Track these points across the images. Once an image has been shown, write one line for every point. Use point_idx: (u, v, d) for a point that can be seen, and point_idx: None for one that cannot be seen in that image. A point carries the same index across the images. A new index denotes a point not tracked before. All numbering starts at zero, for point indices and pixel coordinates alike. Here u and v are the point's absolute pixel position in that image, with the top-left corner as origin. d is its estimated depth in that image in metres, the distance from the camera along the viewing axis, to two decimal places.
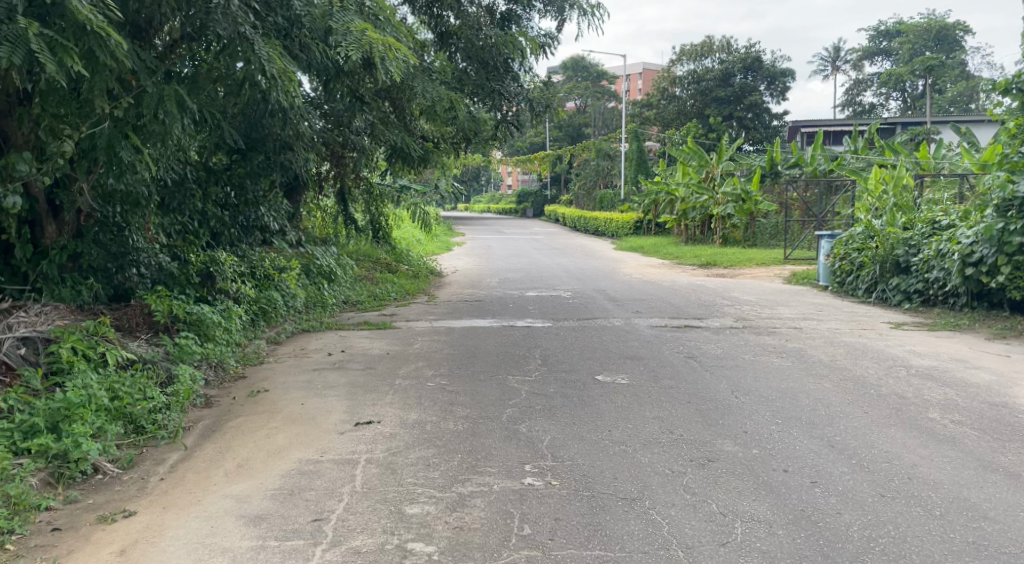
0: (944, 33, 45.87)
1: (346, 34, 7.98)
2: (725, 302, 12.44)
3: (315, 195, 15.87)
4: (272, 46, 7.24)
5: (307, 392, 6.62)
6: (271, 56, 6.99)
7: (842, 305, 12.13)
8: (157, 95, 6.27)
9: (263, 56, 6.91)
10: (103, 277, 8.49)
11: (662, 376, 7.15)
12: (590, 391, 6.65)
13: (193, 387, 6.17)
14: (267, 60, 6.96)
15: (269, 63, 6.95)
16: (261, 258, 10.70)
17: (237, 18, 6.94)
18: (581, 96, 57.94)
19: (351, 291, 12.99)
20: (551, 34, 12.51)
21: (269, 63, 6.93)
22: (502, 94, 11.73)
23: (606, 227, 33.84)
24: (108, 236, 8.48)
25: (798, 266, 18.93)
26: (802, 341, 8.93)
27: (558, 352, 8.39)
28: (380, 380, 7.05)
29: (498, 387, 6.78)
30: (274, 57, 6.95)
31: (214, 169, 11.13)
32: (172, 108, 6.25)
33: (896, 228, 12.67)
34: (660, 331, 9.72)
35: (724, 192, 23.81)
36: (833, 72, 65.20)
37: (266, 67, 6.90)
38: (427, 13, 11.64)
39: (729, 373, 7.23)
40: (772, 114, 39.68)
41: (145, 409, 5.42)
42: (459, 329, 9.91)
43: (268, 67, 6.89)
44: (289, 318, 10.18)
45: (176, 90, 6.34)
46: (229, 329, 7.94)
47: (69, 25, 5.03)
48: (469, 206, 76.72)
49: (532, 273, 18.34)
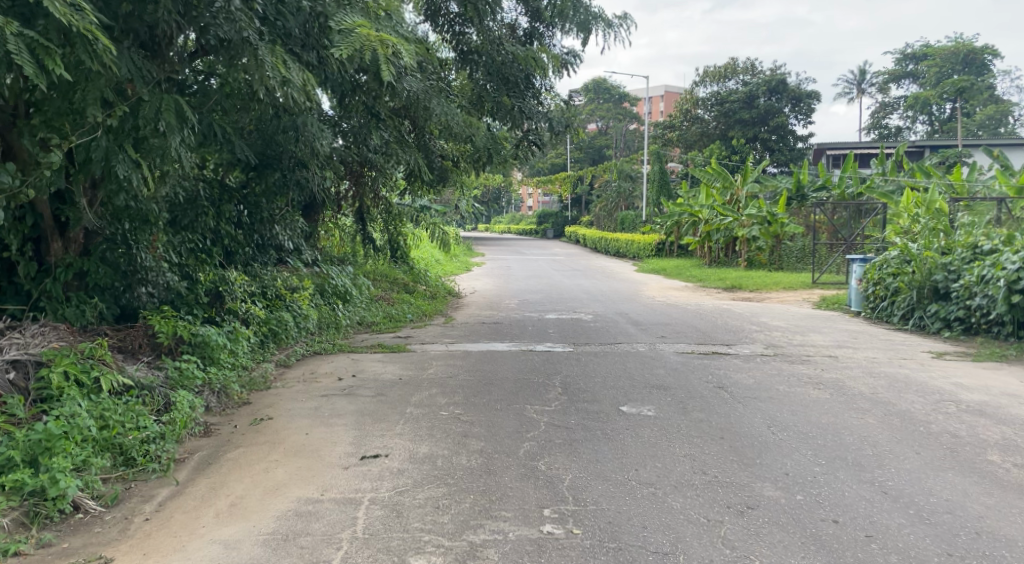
0: (972, 57, 45.20)
1: (346, 33, 7.42)
2: (754, 328, 11.95)
3: (334, 213, 15.59)
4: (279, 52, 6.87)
5: (313, 420, 6.22)
6: (272, 60, 6.60)
7: (878, 332, 11.65)
8: (156, 104, 5.98)
9: (265, 60, 6.53)
10: (111, 296, 8.20)
11: (691, 407, 6.70)
12: (615, 423, 6.21)
13: (192, 415, 5.79)
14: (271, 66, 6.57)
15: (273, 68, 6.56)
16: (273, 277, 10.36)
17: (242, 22, 6.53)
18: (603, 117, 57.65)
19: (367, 311, 12.63)
20: (575, 53, 12.18)
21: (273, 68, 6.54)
22: (524, 114, 11.33)
23: (627, 248, 33.37)
24: (116, 254, 8.14)
25: (828, 291, 18.41)
26: (839, 371, 8.47)
27: (580, 379, 7.95)
28: (392, 408, 6.65)
29: (515, 418, 6.36)
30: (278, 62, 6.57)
31: (229, 186, 10.88)
32: (171, 118, 5.96)
33: (934, 252, 12.14)
34: (688, 358, 9.27)
35: (748, 214, 23.30)
36: (859, 97, 64.52)
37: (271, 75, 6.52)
38: (449, 32, 11.21)
39: (764, 406, 6.77)
40: (797, 137, 39.21)
41: (137, 439, 5.06)
42: (477, 353, 9.51)
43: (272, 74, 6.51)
44: (300, 340, 9.72)
45: (177, 100, 6.05)
46: (235, 352, 7.56)
47: (51, 25, 4.78)
48: (490, 227, 76.48)
49: (553, 294, 17.93)
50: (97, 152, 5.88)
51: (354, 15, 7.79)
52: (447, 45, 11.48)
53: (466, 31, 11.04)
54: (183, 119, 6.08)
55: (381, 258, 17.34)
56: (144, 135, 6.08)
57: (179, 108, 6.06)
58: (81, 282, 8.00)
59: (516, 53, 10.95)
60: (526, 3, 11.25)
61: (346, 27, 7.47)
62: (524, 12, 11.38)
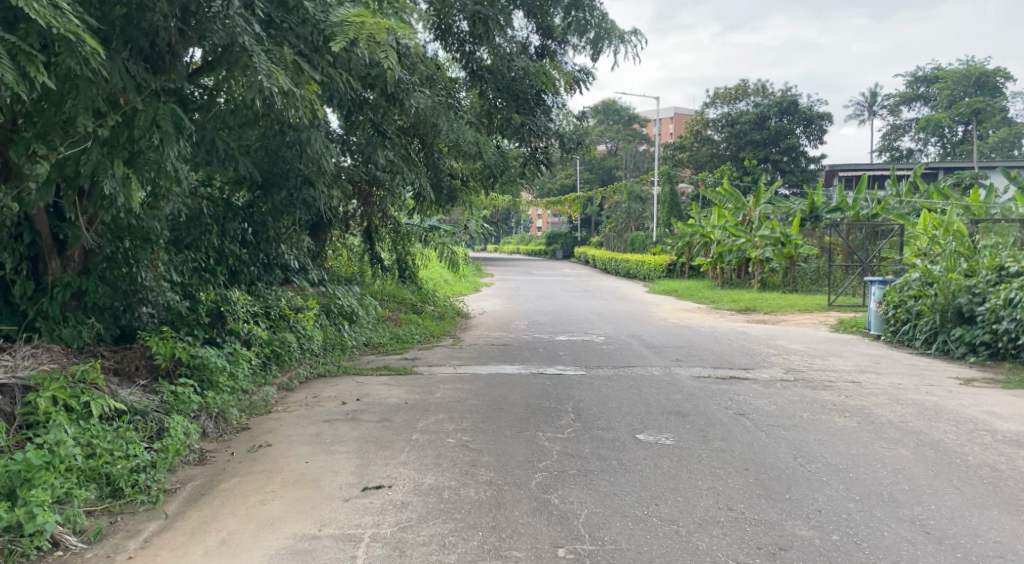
0: (984, 79, 44.95)
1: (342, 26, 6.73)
2: (772, 351, 11.62)
3: (342, 232, 15.34)
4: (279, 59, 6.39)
5: (314, 447, 5.90)
6: (271, 68, 6.07)
7: (901, 357, 11.39)
8: (151, 114, 5.73)
9: (262, 68, 5.99)
10: (110, 316, 7.94)
11: (711, 436, 6.37)
12: (632, 453, 5.89)
13: (186, 442, 5.46)
14: (268, 74, 6.02)
15: (270, 77, 6.01)
16: (277, 297, 10.03)
17: (239, 25, 6.05)
18: (613, 138, 57.56)
19: (373, 333, 12.31)
20: (588, 70, 11.95)
21: (270, 76, 6.02)
22: (534, 131, 11.07)
23: (638, 269, 33.08)
24: (115, 273, 7.88)
25: (845, 313, 18.08)
26: (864, 399, 8.17)
27: (594, 404, 7.63)
28: (396, 434, 6.34)
29: (526, 446, 6.05)
30: (277, 71, 6.02)
31: (235, 205, 10.64)
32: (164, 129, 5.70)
33: (958, 275, 11.92)
34: (706, 383, 8.95)
35: (762, 235, 23.00)
36: (870, 119, 64.25)
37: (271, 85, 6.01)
38: (458, 50, 10.98)
39: (788, 435, 6.45)
40: (809, 158, 38.98)
41: (126, 469, 4.75)
42: (487, 376, 9.20)
43: (270, 83, 6.00)
44: (303, 362, 9.33)
45: (171, 110, 5.78)
46: (235, 375, 7.19)
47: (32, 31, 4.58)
48: (499, 247, 76.40)
49: (563, 315, 17.64)
50: (85, 165, 5.62)
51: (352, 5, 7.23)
52: (456, 63, 11.40)
53: (475, 51, 10.87)
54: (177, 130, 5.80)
55: (389, 278, 17.08)
56: (137, 148, 5.82)
57: (173, 118, 5.78)
58: (79, 301, 7.76)
59: (526, 68, 10.75)
60: (538, 20, 10.97)
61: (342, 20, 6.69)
62: (536, 30, 11.17)
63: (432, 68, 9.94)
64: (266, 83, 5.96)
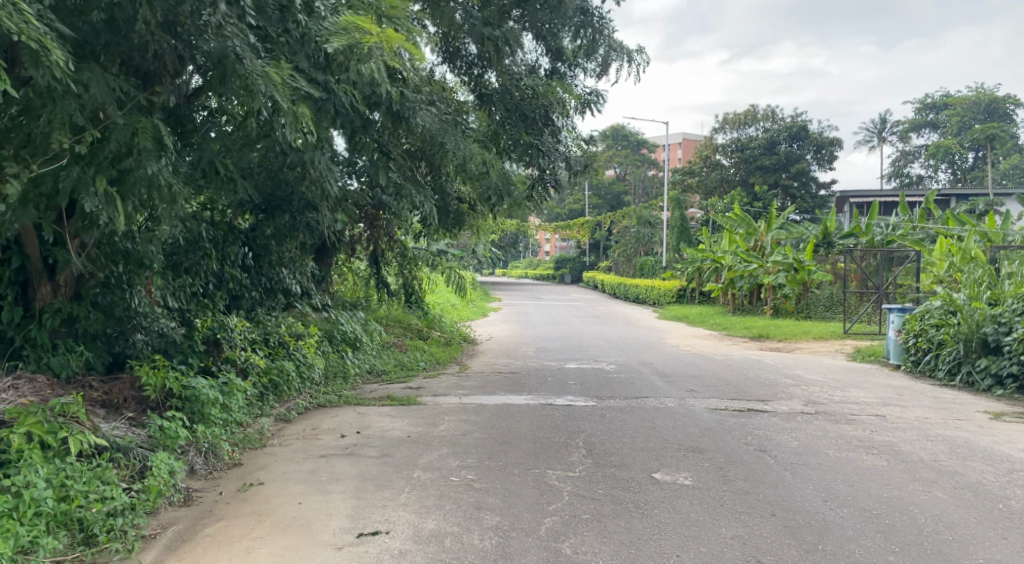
0: (994, 106, 44.62)
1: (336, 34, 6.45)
2: (790, 382, 11.21)
3: (347, 256, 15.03)
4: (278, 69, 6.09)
5: (308, 486, 5.53)
6: (269, 75, 5.75)
7: (923, 389, 11.04)
8: (133, 128, 5.43)
9: (258, 74, 5.69)
10: (103, 344, 7.58)
11: (733, 475, 5.97)
12: (649, 495, 5.50)
13: (171, 481, 5.09)
14: (264, 80, 5.71)
15: (266, 82, 5.70)
16: (277, 323, 9.62)
17: (230, 34, 5.73)
18: (621, 163, 57.35)
19: (377, 360, 11.92)
20: (598, 92, 11.65)
21: (266, 83, 5.70)
22: (542, 154, 10.71)
23: (647, 293, 32.67)
24: (109, 298, 7.63)
25: (861, 341, 17.66)
26: (891, 435, 7.80)
27: (606, 438, 7.23)
28: (397, 471, 5.96)
29: (535, 485, 5.67)
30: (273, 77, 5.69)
31: (237, 228, 10.38)
32: (148, 143, 5.40)
33: (983, 303, 11.60)
34: (723, 416, 8.55)
35: (774, 261, 22.61)
36: (879, 144, 63.93)
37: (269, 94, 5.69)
38: (467, 74, 11.16)
39: (814, 475, 6.07)
40: (819, 184, 38.67)
41: (102, 513, 4.43)
42: (493, 407, 8.80)
43: (268, 89, 5.68)
44: (303, 392, 8.89)
45: (156, 123, 5.49)
46: (228, 406, 6.76)
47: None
48: (507, 272, 76.08)
49: (572, 342, 17.26)
50: (65, 182, 5.33)
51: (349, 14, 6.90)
52: (467, 88, 11.27)
53: (485, 74, 10.90)
54: (163, 144, 5.50)
55: (395, 303, 16.72)
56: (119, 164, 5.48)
57: (158, 131, 5.49)
58: (70, 328, 7.42)
59: (534, 88, 10.45)
60: (547, 43, 10.79)
61: (338, 27, 6.47)
62: (545, 52, 10.93)
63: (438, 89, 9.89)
64: (263, 90, 5.64)
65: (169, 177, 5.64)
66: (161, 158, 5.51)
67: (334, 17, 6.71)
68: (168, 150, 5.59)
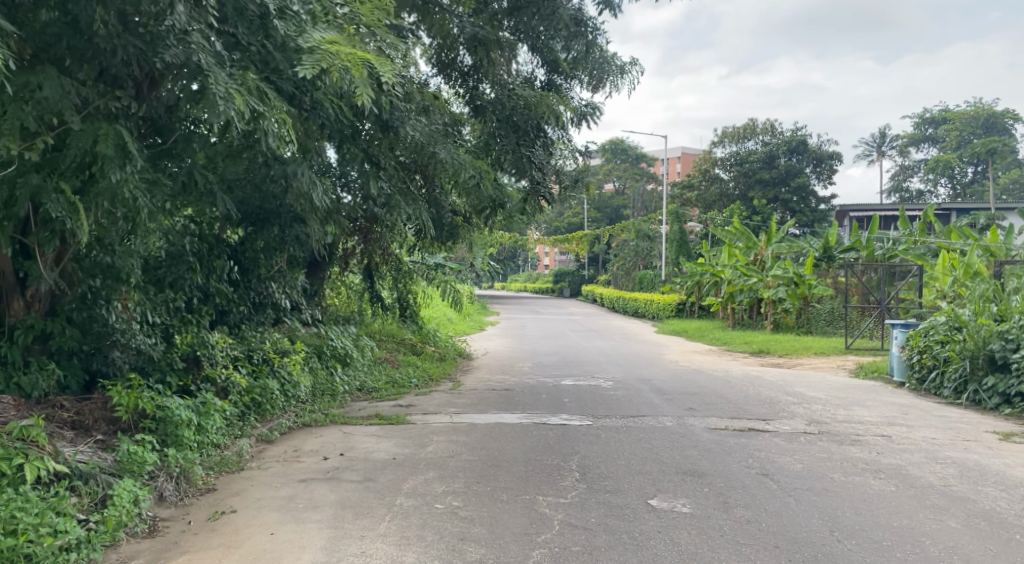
0: (993, 121, 44.29)
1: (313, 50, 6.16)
2: (792, 400, 10.90)
3: (340, 270, 14.73)
4: (245, 82, 5.76)
5: (283, 514, 5.23)
6: (231, 89, 5.44)
7: (928, 408, 10.75)
8: (92, 134, 5.24)
9: (219, 91, 5.36)
10: (79, 361, 7.28)
11: (733, 502, 5.66)
12: (644, 524, 5.19)
13: (134, 511, 4.81)
14: (226, 98, 5.39)
15: (227, 99, 5.38)
16: (261, 339, 9.28)
17: (196, 43, 5.45)
18: (620, 177, 57.09)
19: (368, 376, 11.59)
20: (595, 104, 11.39)
21: (228, 99, 5.39)
22: (536, 165, 10.41)
23: (646, 307, 32.35)
24: (85, 314, 7.31)
25: (863, 357, 17.35)
26: (898, 457, 7.50)
27: (601, 460, 6.92)
28: (379, 498, 5.65)
29: (524, 513, 5.37)
30: (237, 91, 5.39)
31: (225, 241, 10.10)
32: (109, 150, 5.22)
33: (989, 319, 11.32)
34: (723, 436, 8.25)
35: (774, 275, 22.31)
36: (879, 158, 63.70)
37: (230, 110, 5.37)
38: (463, 84, 10.95)
39: (820, 502, 5.76)
40: (818, 198, 38.42)
41: (51, 549, 4.18)
42: (485, 426, 8.50)
43: (229, 106, 5.36)
44: (286, 412, 8.54)
45: (118, 130, 5.29)
46: (203, 428, 6.45)
47: None
48: (507, 286, 75.76)
49: (569, 357, 16.95)
50: (23, 189, 5.24)
51: (328, 25, 6.55)
52: (461, 99, 11.07)
53: (479, 84, 10.65)
54: (126, 152, 5.31)
55: (389, 317, 16.42)
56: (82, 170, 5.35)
57: (120, 138, 5.30)
58: (44, 345, 7.10)
59: (525, 99, 10.16)
60: (542, 54, 10.53)
61: (315, 43, 6.24)
62: (541, 64, 10.68)
63: (429, 97, 9.60)
64: (225, 108, 5.33)
65: (134, 186, 5.45)
66: (123, 166, 5.32)
67: (313, 29, 6.34)
68: (133, 157, 5.39)
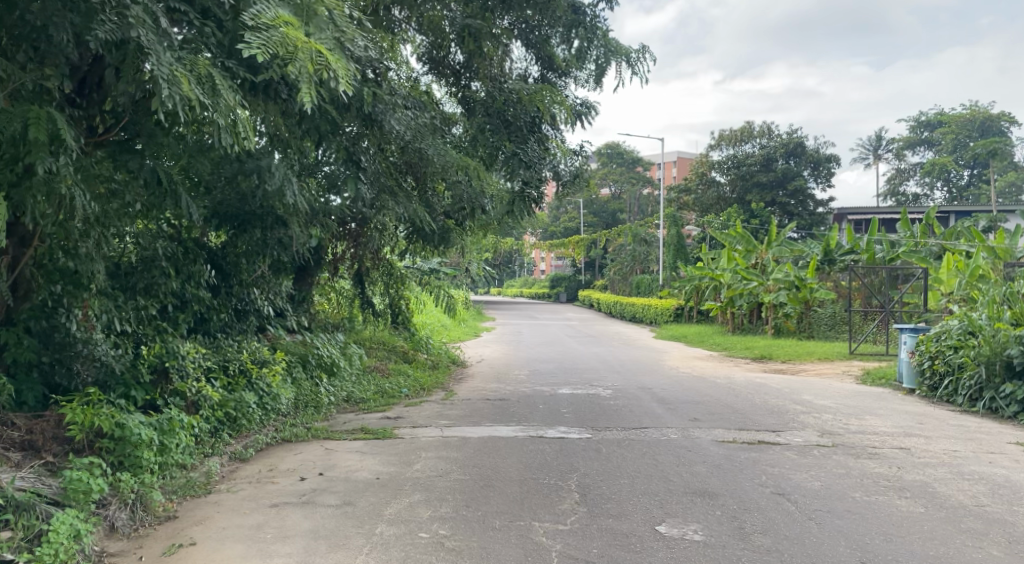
0: (989, 124, 43.81)
1: (265, 30, 5.66)
2: (800, 408, 10.40)
3: (330, 275, 14.17)
4: (194, 66, 5.35)
5: (251, 547, 4.74)
6: (176, 73, 5.07)
7: (944, 416, 10.26)
8: (21, 116, 4.94)
9: (160, 74, 4.98)
10: (38, 376, 6.73)
11: (749, 529, 5.17)
12: (654, 557, 4.70)
13: (72, 551, 4.36)
14: (169, 81, 5.02)
15: (170, 83, 5.00)
16: (238, 348, 8.70)
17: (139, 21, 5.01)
18: (616, 182, 56.53)
19: (356, 387, 11.03)
20: (590, 102, 10.91)
21: (173, 83, 5.03)
22: (525, 163, 9.61)
23: (644, 313, 31.79)
24: (41, 324, 6.76)
25: (868, 363, 16.84)
26: (921, 472, 7.01)
27: (602, 478, 6.40)
28: (361, 525, 5.16)
29: (520, 543, 4.88)
30: (184, 78, 5.03)
31: (205, 244, 9.67)
32: (41, 136, 4.93)
33: (1006, 324, 10.84)
34: (732, 449, 7.74)
35: (775, 278, 21.78)
36: (874, 162, 63.23)
37: (175, 94, 5.01)
38: (453, 81, 10.47)
39: (844, 528, 5.29)
40: (817, 201, 37.98)
41: None
42: (478, 440, 7.97)
43: (175, 92, 4.99)
44: (263, 427, 7.96)
45: (51, 112, 5.00)
46: (166, 447, 5.89)
47: None
48: (503, 292, 75.43)
49: (566, 363, 16.40)
50: None
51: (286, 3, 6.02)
52: (454, 99, 10.61)
53: (472, 83, 10.17)
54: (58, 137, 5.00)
55: (380, 323, 15.88)
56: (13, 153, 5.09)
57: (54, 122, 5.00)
58: None
59: (516, 89, 9.66)
60: (537, 50, 10.05)
61: (264, 20, 5.69)
62: (535, 61, 10.18)
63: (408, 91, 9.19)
64: (168, 93, 4.96)
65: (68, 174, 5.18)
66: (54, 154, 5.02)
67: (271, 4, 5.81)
68: (67, 145, 5.12)
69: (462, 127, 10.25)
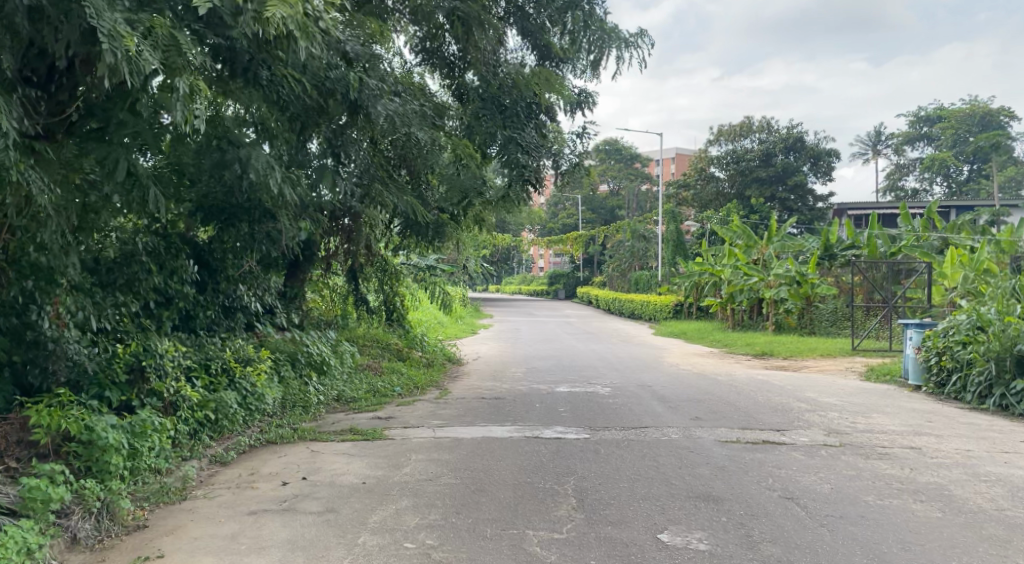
0: (989, 119, 43.39)
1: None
2: (805, 407, 10.08)
3: (323, 271, 13.84)
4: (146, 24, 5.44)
5: (223, 560, 4.43)
6: (118, 29, 5.13)
7: (953, 414, 9.94)
8: None
9: (102, 28, 5.05)
10: (9, 375, 6.42)
11: (757, 537, 4.87)
12: None
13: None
14: (110, 36, 5.08)
15: (111, 39, 5.07)
16: (220, 346, 8.33)
17: None
18: (614, 178, 56.15)
19: (347, 386, 10.70)
20: (588, 91, 10.57)
21: (114, 39, 5.09)
22: (523, 148, 9.35)
23: (644, 309, 31.47)
24: (8, 319, 6.40)
25: (871, 359, 16.51)
26: (935, 473, 6.71)
27: (600, 481, 6.09)
28: (343, 533, 4.85)
29: (512, 554, 4.58)
30: (127, 37, 5.11)
31: (189, 239, 9.35)
32: None
33: (1016, 318, 10.52)
34: (737, 450, 7.42)
35: (776, 274, 21.42)
36: (874, 157, 62.82)
37: (117, 51, 5.07)
38: (445, 69, 10.09)
39: (858, 535, 4.98)
40: (816, 196, 37.63)
41: None
42: (472, 442, 7.65)
43: (116, 48, 5.07)
44: (247, 430, 7.61)
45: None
46: (138, 452, 5.50)
47: None
48: (502, 289, 75.12)
49: (564, 361, 16.06)
50: None
51: None
52: (447, 90, 10.26)
53: (464, 73, 9.82)
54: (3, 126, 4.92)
55: (375, 321, 15.54)
56: None
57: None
58: None
59: (510, 73, 9.52)
60: (533, 39, 9.70)
61: None
62: (531, 49, 9.85)
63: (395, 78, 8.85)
64: (109, 49, 5.04)
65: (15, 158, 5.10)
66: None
67: None
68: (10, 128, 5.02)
69: (456, 119, 9.81)
